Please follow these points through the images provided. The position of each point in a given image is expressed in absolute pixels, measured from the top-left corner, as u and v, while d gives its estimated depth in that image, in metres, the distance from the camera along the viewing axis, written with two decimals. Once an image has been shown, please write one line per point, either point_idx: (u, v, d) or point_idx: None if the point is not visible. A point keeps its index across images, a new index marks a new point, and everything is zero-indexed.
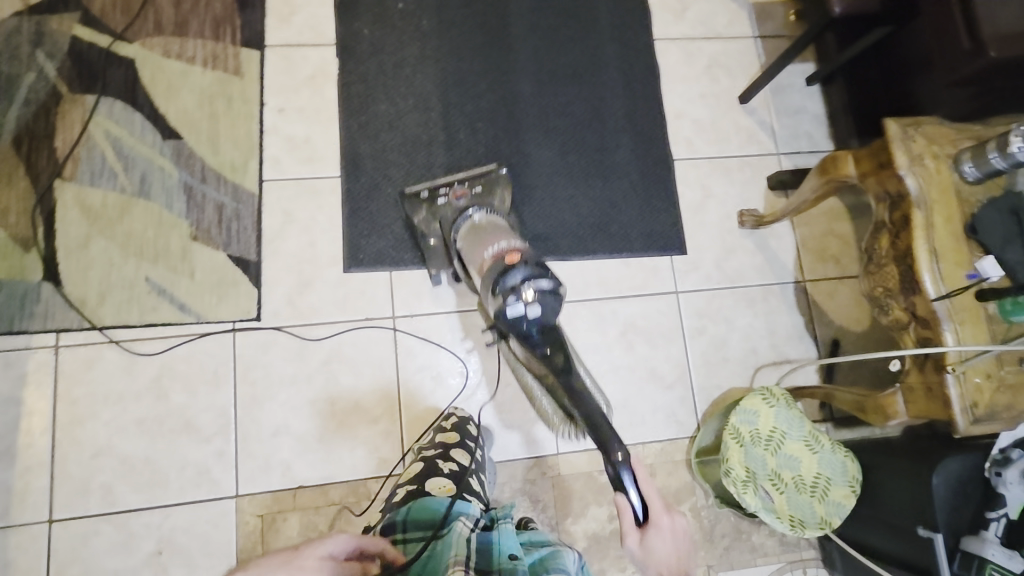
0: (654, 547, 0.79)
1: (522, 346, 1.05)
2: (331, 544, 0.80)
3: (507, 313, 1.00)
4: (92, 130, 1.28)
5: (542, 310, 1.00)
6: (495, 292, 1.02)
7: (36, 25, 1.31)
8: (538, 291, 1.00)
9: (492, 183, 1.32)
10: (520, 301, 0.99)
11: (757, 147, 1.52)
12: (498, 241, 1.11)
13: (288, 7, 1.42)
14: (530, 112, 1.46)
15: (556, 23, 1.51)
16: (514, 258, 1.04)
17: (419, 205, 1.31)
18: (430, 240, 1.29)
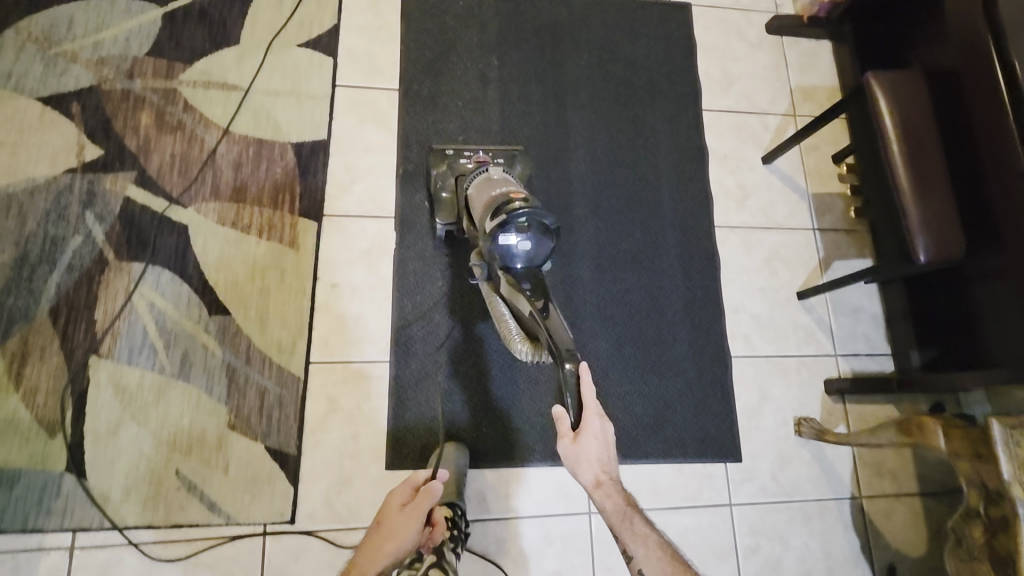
0: (584, 450, 0.94)
1: (503, 279, 1.04)
2: (424, 506, 0.96)
3: (499, 241, 1.00)
4: (136, 301, 1.21)
5: (532, 247, 1.02)
6: (497, 217, 1.02)
7: (88, 183, 1.25)
8: (536, 225, 1.01)
9: (515, 158, 1.34)
10: (514, 231, 1.00)
11: (815, 347, 1.50)
12: (507, 185, 1.11)
13: (351, 175, 1.38)
14: (587, 298, 1.42)
15: (618, 204, 1.50)
16: (519, 197, 1.05)
17: (441, 160, 1.33)
18: (443, 194, 1.27)
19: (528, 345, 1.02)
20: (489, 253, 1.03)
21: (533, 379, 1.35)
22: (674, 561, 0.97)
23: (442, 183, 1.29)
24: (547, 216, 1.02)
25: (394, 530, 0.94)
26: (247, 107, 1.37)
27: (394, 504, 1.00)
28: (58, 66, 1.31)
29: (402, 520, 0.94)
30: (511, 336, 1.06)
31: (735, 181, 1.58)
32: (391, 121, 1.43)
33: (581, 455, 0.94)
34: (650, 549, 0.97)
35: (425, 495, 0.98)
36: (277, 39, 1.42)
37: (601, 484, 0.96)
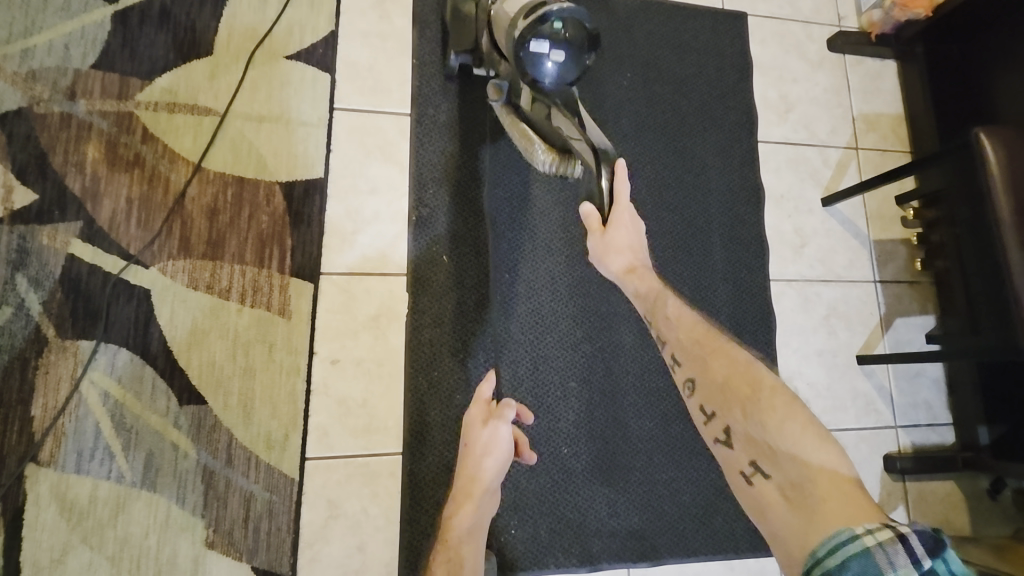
0: (612, 241, 0.93)
1: (529, 94, 0.94)
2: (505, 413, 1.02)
3: (531, 43, 0.88)
4: (85, 391, 0.97)
5: (566, 59, 0.90)
6: (530, 17, 0.89)
7: (19, 238, 0.99)
8: (574, 31, 0.90)
9: None
10: (551, 33, 0.88)
11: (875, 418, 1.34)
12: None
13: (352, 223, 1.14)
14: (630, 369, 1.22)
15: (664, 255, 1.30)
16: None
17: None
18: (464, 15, 1.14)
19: (552, 157, 0.93)
20: (517, 61, 0.90)
21: (568, 467, 1.15)
22: (713, 340, 0.81)
23: (463, 18, 1.15)
24: (585, 19, 0.90)
25: (486, 446, 1.00)
26: (224, 136, 1.10)
27: (476, 417, 1.03)
28: None
29: (486, 434, 1.01)
30: (533, 150, 0.96)
31: (793, 226, 1.39)
32: (401, 153, 1.19)
33: (608, 244, 0.93)
34: (679, 331, 0.85)
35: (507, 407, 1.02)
36: (260, 48, 1.15)
37: (634, 269, 0.93)
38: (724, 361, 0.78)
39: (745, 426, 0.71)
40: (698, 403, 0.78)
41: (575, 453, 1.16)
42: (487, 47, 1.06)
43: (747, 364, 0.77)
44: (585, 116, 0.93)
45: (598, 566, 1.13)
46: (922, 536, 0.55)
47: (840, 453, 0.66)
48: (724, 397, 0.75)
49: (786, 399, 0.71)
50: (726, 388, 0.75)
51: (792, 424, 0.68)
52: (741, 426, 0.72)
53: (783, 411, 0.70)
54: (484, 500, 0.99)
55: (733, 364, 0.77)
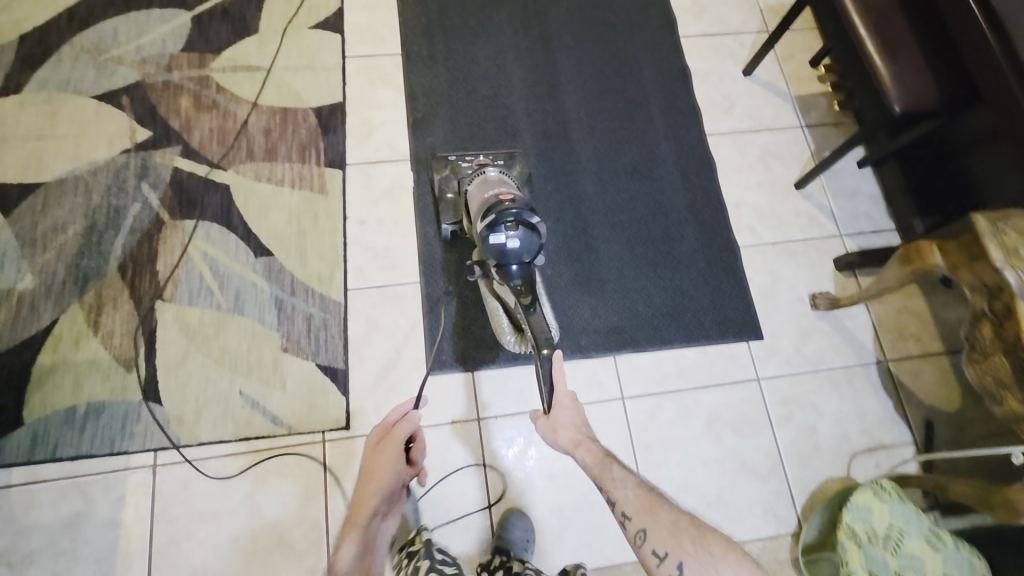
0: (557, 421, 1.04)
1: (497, 276, 1.15)
2: (400, 432, 1.11)
3: (490, 240, 1.11)
4: (191, 252, 1.36)
5: (521, 245, 1.12)
6: (486, 219, 1.14)
7: (142, 160, 1.43)
8: (523, 224, 1.12)
9: (514, 161, 1.45)
10: (504, 230, 1.11)
11: (819, 230, 1.55)
12: (499, 189, 1.24)
13: (366, 128, 1.54)
14: (595, 210, 1.52)
15: (612, 125, 1.61)
16: (507, 198, 1.17)
17: (445, 166, 1.44)
18: (448, 195, 1.41)
19: (517, 337, 1.24)
20: (484, 253, 1.14)
21: (553, 283, 1.43)
22: (652, 497, 0.95)
23: (448, 187, 1.42)
24: (531, 214, 1.13)
25: (374, 470, 1.11)
26: (271, 82, 1.55)
27: (372, 444, 1.14)
28: (108, 70, 1.51)
29: (377, 459, 1.11)
30: (503, 326, 1.26)
31: (720, 93, 1.69)
32: (397, 79, 1.60)
33: (553, 424, 1.04)
34: (627, 490, 0.95)
35: (398, 429, 1.12)
36: (291, 24, 1.61)
37: (580, 442, 1.01)
38: (669, 514, 0.92)
39: (695, 560, 0.86)
40: (650, 549, 0.90)
41: (558, 273, 1.44)
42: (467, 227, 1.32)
43: (686, 511, 0.93)
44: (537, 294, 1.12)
45: (586, 355, 1.38)
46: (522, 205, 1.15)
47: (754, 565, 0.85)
48: (674, 541, 0.89)
49: (727, 541, 0.88)
50: (675, 530, 0.90)
51: (720, 549, 0.87)
52: (691, 563, 0.86)
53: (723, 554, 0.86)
54: (368, 525, 1.11)
55: (678, 515, 0.92)
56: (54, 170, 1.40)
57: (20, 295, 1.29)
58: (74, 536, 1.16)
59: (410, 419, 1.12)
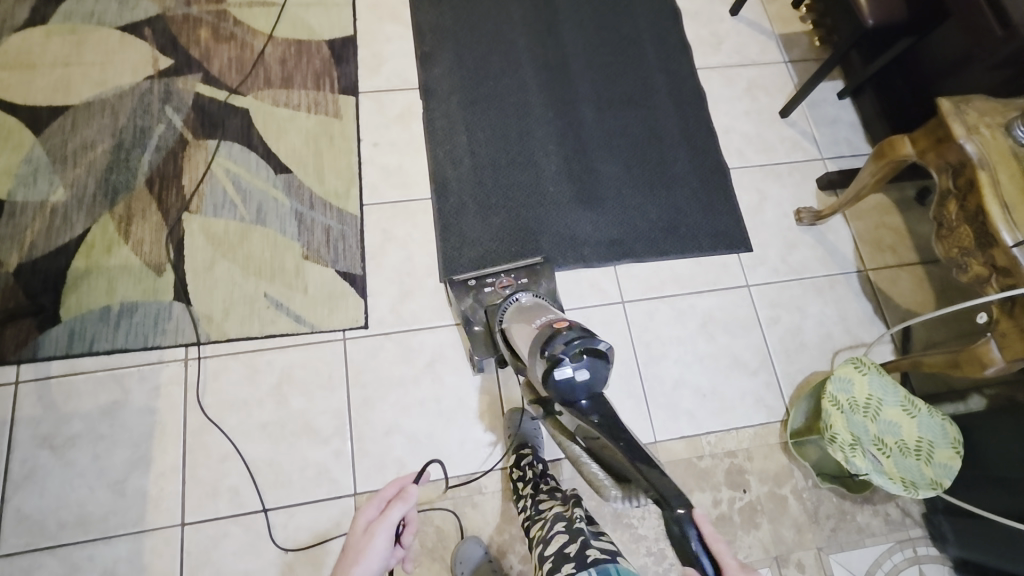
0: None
1: (571, 418, 0.92)
2: (392, 516, 0.86)
3: (555, 376, 0.90)
4: (214, 168, 1.44)
5: (592, 375, 0.91)
6: (541, 357, 0.94)
7: (164, 85, 1.51)
8: (588, 351, 0.91)
9: (538, 272, 1.34)
10: (568, 361, 0.90)
11: (802, 153, 1.66)
12: (549, 317, 1.05)
13: (377, 60, 1.62)
14: (594, 135, 1.61)
15: (608, 58, 1.71)
16: (563, 325, 0.98)
17: (467, 291, 1.31)
18: (475, 327, 1.29)
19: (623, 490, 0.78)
20: (549, 392, 0.93)
21: (556, 200, 1.53)
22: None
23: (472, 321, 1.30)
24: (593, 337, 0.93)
25: (359, 551, 0.84)
26: (285, 17, 1.63)
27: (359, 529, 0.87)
28: (130, 4, 1.58)
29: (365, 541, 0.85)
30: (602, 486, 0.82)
31: (709, 31, 1.79)
32: (405, 16, 1.69)
33: None
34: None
35: (392, 509, 0.86)
36: None
37: None
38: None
39: None
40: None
41: (560, 191, 1.54)
42: (514, 362, 1.14)
43: None
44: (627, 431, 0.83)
45: (589, 264, 1.47)
46: (580, 331, 0.95)
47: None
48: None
49: None
50: None
51: None
52: None
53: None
54: None
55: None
56: (81, 94, 1.48)
57: (54, 206, 1.37)
58: (111, 422, 1.22)
59: (405, 496, 0.87)
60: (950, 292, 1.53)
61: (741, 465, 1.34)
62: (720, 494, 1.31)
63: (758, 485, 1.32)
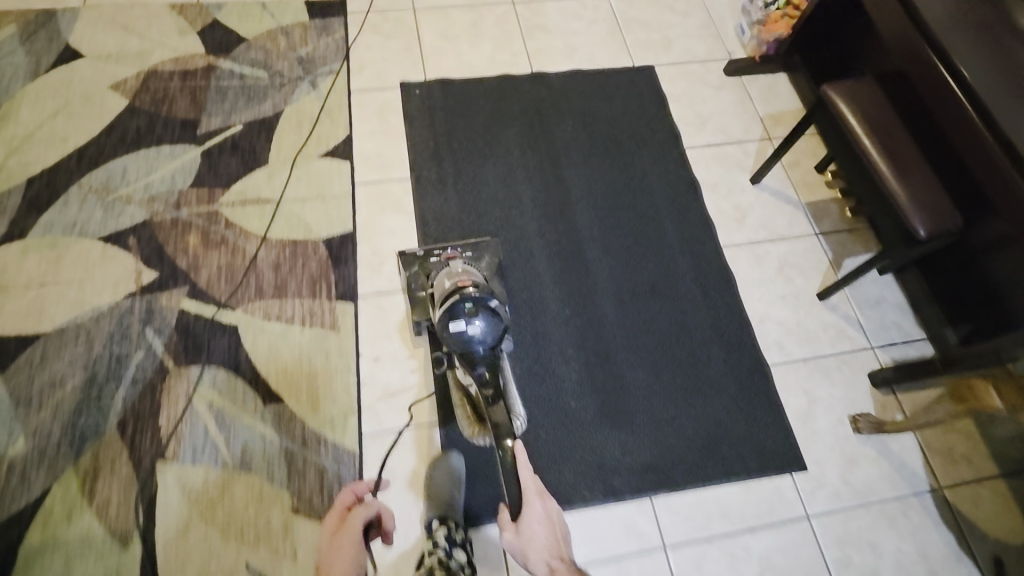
0: (528, 537, 1.03)
1: (462, 364, 1.20)
2: (357, 522, 1.03)
3: (452, 329, 1.14)
4: (196, 402, 1.28)
5: (484, 330, 1.15)
6: (446, 307, 1.17)
7: (146, 303, 1.38)
8: (483, 311, 1.16)
9: (481, 248, 1.42)
10: (464, 317, 1.15)
11: (849, 343, 1.51)
12: (456, 274, 1.26)
13: (378, 257, 1.50)
14: (616, 335, 1.47)
15: (626, 242, 1.59)
16: (467, 284, 1.22)
17: (414, 261, 1.38)
18: (418, 293, 1.36)
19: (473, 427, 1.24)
20: (445, 340, 1.17)
21: (578, 417, 1.36)
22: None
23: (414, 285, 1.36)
24: (490, 300, 1.18)
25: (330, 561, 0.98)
26: (280, 215, 1.53)
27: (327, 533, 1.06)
28: (115, 210, 1.49)
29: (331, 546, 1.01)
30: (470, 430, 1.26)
31: (731, 204, 1.68)
32: (408, 205, 1.58)
33: (523, 537, 1.04)
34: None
35: (356, 513, 1.05)
36: (300, 154, 1.62)
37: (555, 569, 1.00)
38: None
39: None
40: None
41: (583, 406, 1.37)
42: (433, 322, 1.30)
43: None
44: (500, 387, 1.17)
45: (621, 498, 1.28)
46: (479, 290, 1.21)
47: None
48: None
49: None
50: None
51: None
52: None
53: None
54: None
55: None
56: (55, 319, 1.35)
57: (12, 463, 1.20)
58: None
59: (368, 504, 1.07)
60: None
61: None
62: None
63: None
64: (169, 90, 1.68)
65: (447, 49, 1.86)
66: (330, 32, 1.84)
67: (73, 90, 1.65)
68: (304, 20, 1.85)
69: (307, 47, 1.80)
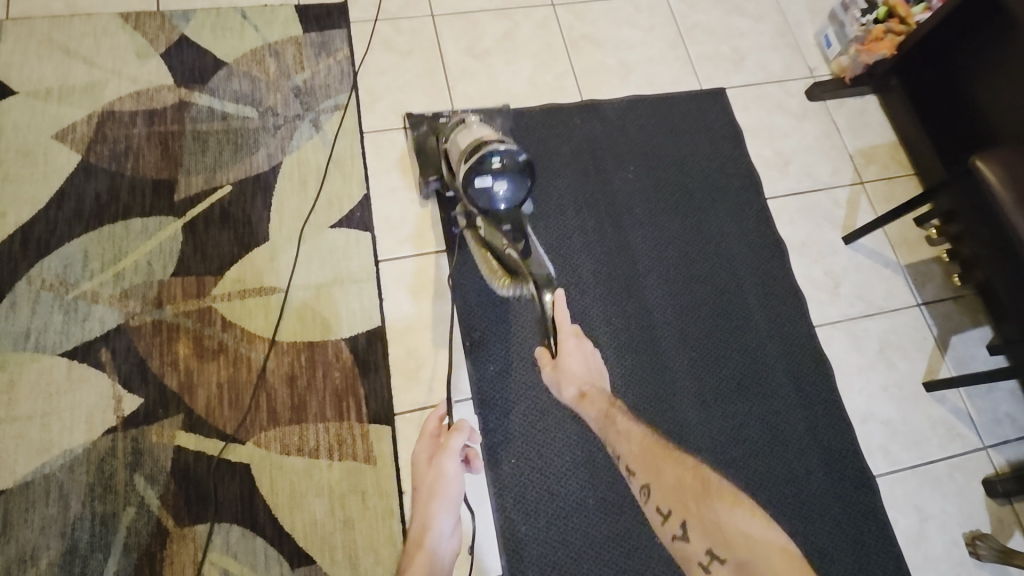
0: (567, 371, 0.94)
1: (484, 223, 1.07)
2: (454, 445, 1.02)
3: (475, 182, 1.01)
4: (207, 574, 1.04)
5: (510, 187, 1.03)
6: (472, 157, 1.03)
7: (132, 440, 1.10)
8: (510, 164, 1.02)
9: (492, 113, 1.45)
10: (491, 171, 1.01)
11: (960, 443, 1.31)
12: (483, 132, 1.11)
13: (414, 359, 1.23)
14: (702, 447, 1.24)
15: (706, 327, 1.34)
16: (493, 139, 1.06)
17: (424, 123, 1.39)
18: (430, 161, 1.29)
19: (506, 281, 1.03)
20: (469, 197, 1.04)
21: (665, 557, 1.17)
22: (658, 446, 0.81)
23: (425, 144, 1.33)
24: (519, 153, 1.03)
25: (432, 486, 1.01)
26: (290, 308, 1.24)
27: (423, 459, 1.04)
28: (79, 311, 1.18)
29: (433, 474, 1.01)
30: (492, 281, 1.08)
31: (823, 269, 1.43)
32: (444, 286, 1.30)
33: (559, 373, 0.94)
34: (629, 442, 0.83)
35: (451, 441, 1.02)
36: (307, 223, 1.31)
37: (587, 398, 0.91)
38: (675, 464, 0.77)
39: None
40: (655, 507, 0.76)
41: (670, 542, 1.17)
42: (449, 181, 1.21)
43: None
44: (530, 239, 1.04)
45: None
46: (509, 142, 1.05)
47: (782, 532, 0.66)
48: (676, 496, 0.73)
49: None
50: None
51: None
52: None
53: (729, 504, 0.69)
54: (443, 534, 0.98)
55: (682, 469, 0.76)
56: (16, 470, 1.07)
57: None
58: None
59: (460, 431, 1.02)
60: None
61: None
62: None
63: None
64: (133, 139, 1.32)
65: (477, 70, 1.51)
66: (330, 50, 1.47)
67: (7, 142, 1.29)
68: (296, 35, 1.47)
69: (304, 73, 1.44)
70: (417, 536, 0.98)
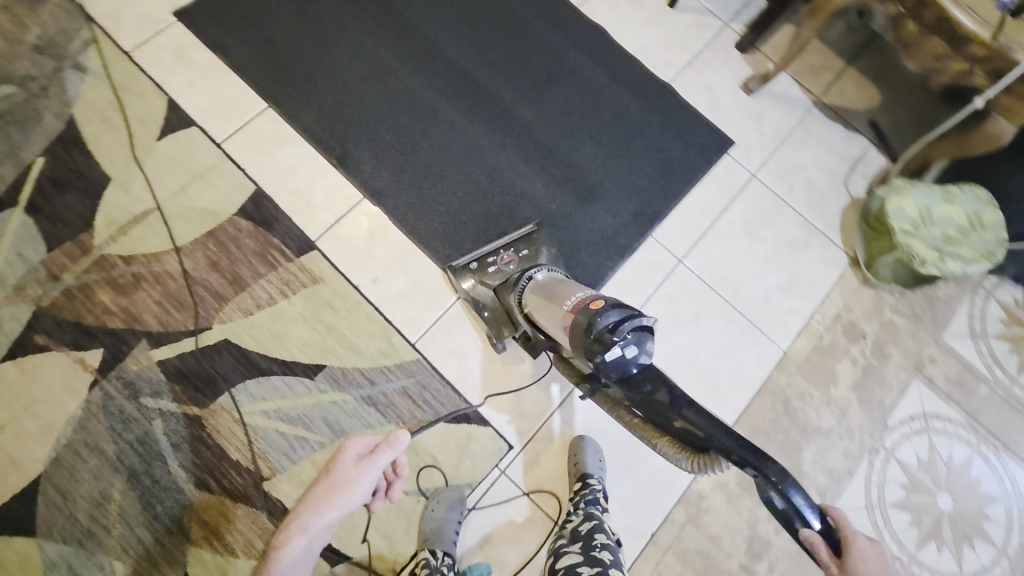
0: None
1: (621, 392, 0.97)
2: (378, 461, 1.14)
3: (607, 357, 0.91)
4: (252, 420, 1.24)
5: (639, 349, 0.93)
6: (587, 335, 0.93)
7: (118, 379, 1.22)
8: (635, 331, 0.92)
9: (537, 245, 1.39)
10: (619, 343, 0.91)
11: (711, 30, 1.69)
12: (577, 294, 1.07)
13: (302, 197, 1.39)
14: (548, 131, 1.52)
15: (502, 48, 1.57)
16: (601, 304, 0.96)
17: (468, 273, 1.34)
18: (487, 311, 1.33)
19: (693, 459, 0.89)
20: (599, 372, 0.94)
21: (565, 213, 1.46)
22: None
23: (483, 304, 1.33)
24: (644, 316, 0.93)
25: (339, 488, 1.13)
26: (172, 218, 1.33)
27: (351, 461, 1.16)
28: None
29: (356, 474, 1.13)
30: (669, 453, 0.94)
31: None
32: (288, 132, 1.43)
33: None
34: None
35: (382, 455, 1.14)
36: (136, 149, 1.36)
37: None
38: None
39: None
40: None
41: (562, 203, 1.47)
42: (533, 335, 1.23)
43: None
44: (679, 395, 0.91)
45: (633, 249, 1.46)
46: (619, 310, 0.94)
47: None
48: None
49: None
50: None
51: None
52: None
53: None
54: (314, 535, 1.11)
55: None
56: (37, 455, 1.16)
57: None
58: None
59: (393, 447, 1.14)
60: (885, 76, 1.69)
61: (850, 320, 1.49)
62: (852, 355, 1.46)
63: (869, 326, 1.49)
64: None
65: None
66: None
67: None
68: None
69: (32, 30, 1.40)
70: (299, 525, 1.12)
